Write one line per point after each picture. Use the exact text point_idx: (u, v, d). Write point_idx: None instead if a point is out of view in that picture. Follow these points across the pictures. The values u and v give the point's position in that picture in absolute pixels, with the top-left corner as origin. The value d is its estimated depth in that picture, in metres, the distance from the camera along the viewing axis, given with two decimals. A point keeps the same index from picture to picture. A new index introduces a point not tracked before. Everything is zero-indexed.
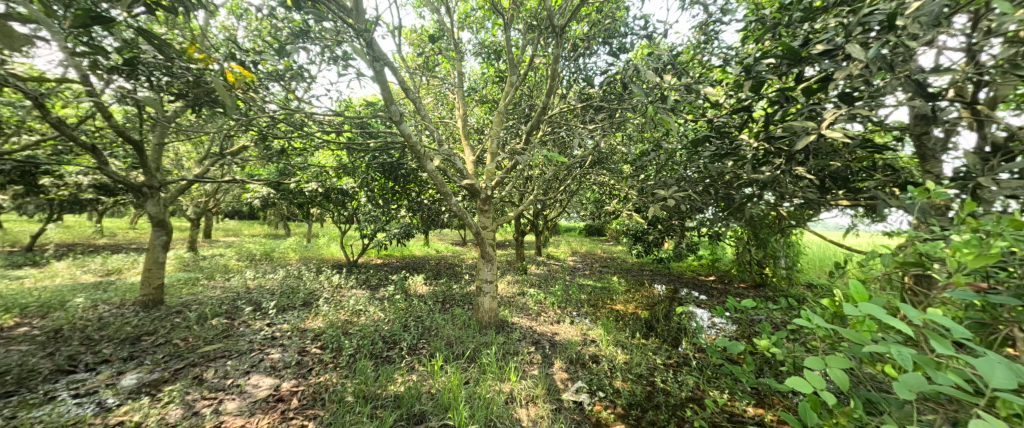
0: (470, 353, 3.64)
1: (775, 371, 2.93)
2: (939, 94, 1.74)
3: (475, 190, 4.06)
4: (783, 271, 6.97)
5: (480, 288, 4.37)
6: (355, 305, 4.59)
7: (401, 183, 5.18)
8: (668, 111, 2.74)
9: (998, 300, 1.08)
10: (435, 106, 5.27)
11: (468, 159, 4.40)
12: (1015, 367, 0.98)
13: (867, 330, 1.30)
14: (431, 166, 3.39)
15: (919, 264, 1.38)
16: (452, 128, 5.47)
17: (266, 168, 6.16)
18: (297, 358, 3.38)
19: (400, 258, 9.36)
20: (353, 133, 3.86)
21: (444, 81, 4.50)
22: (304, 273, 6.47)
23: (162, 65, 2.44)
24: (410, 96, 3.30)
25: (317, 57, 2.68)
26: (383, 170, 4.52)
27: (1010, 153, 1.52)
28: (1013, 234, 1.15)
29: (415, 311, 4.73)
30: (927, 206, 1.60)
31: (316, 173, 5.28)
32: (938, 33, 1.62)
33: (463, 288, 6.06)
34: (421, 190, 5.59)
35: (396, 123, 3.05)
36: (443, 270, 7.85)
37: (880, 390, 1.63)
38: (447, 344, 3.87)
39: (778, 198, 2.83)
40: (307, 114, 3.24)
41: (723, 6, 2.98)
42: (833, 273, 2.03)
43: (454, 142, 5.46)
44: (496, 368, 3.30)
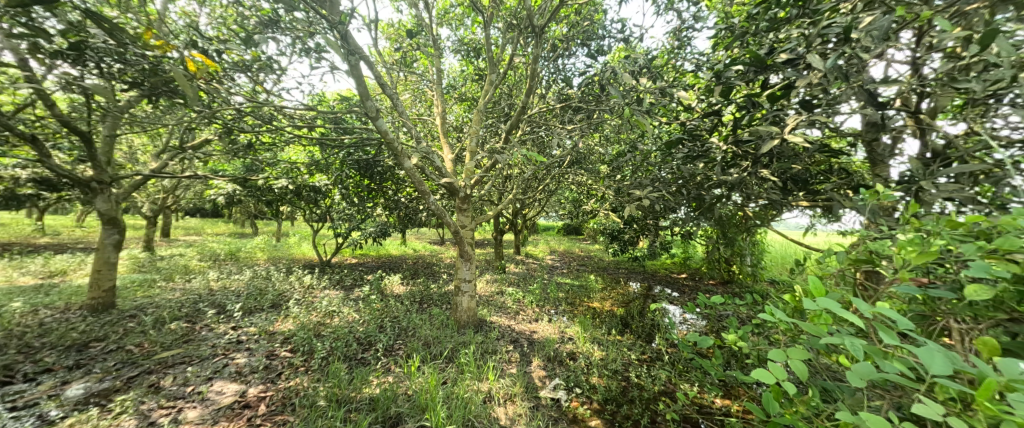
0: (447, 353, 3.63)
1: (741, 364, 3.07)
2: (887, 103, 1.87)
3: (454, 189, 4.05)
4: (749, 268, 7.29)
5: (458, 287, 4.37)
6: (329, 306, 4.49)
7: (377, 180, 5.09)
8: (643, 113, 2.83)
9: (938, 293, 1.17)
10: (413, 104, 5.21)
11: (447, 158, 4.37)
12: (952, 355, 1.07)
13: (823, 323, 1.38)
14: (409, 164, 3.36)
15: (869, 261, 1.48)
16: (430, 126, 5.43)
17: (234, 164, 5.92)
18: (266, 362, 3.29)
19: (377, 257, 9.20)
20: (327, 129, 3.76)
21: (423, 77, 4.46)
22: (273, 274, 6.27)
23: (113, 51, 2.31)
24: (387, 92, 3.26)
25: (287, 48, 2.61)
26: (359, 168, 4.44)
27: (948, 160, 1.66)
28: (949, 233, 1.26)
29: (391, 311, 4.67)
30: (876, 207, 1.72)
31: (288, 170, 5.13)
32: (888, 46, 1.74)
33: (440, 288, 6.02)
34: (398, 189, 5.52)
35: (372, 119, 3.00)
36: (421, 269, 7.77)
37: (834, 379, 1.75)
38: (424, 344, 3.85)
39: (745, 199, 2.96)
40: (276, 107, 3.14)
41: (696, 13, 3.11)
42: (794, 270, 2.15)
43: (432, 140, 5.41)
44: (474, 367, 3.31)
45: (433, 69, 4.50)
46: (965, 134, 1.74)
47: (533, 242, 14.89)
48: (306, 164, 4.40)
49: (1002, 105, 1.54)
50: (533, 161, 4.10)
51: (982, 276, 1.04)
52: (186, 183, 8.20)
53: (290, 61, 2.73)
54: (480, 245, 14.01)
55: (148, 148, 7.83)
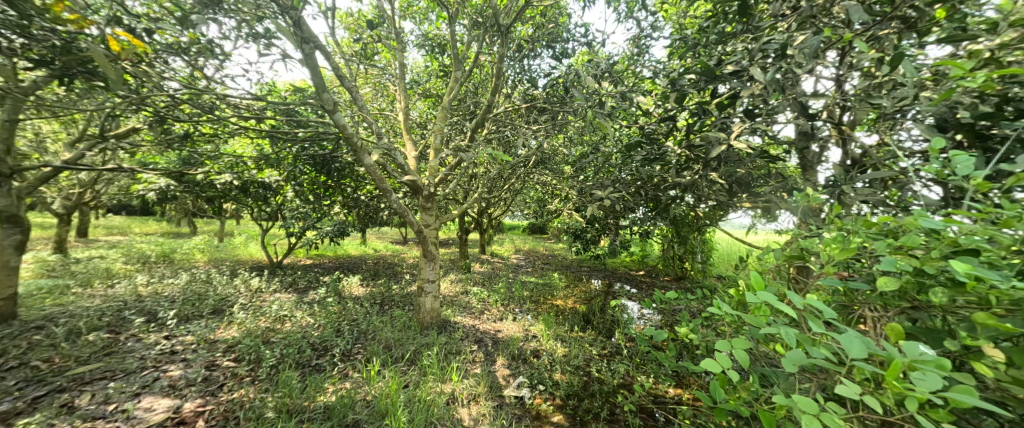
0: (409, 356, 3.59)
1: (693, 354, 3.27)
2: (817, 115, 2.08)
3: (417, 187, 4.00)
4: (700, 265, 7.76)
5: (421, 288, 4.32)
6: (280, 311, 4.28)
7: (335, 177, 4.90)
8: (605, 116, 2.93)
9: (856, 285, 1.31)
10: (374, 99, 5.07)
11: (410, 155, 4.31)
12: (868, 340, 1.20)
13: (763, 315, 1.50)
14: (371, 160, 3.28)
15: (801, 257, 1.63)
16: (392, 122, 5.31)
17: (169, 157, 5.46)
18: (205, 373, 3.09)
19: (334, 258, 8.87)
20: (278, 121, 3.58)
21: (385, 71, 4.35)
22: (214, 277, 5.85)
23: (16, 25, 2.08)
24: (345, 85, 3.15)
25: (232, 33, 2.47)
26: (315, 164, 4.26)
27: (864, 167, 1.87)
28: (864, 232, 1.42)
29: (349, 314, 4.53)
30: (807, 208, 1.91)
31: (233, 164, 4.81)
32: (817, 64, 1.94)
33: (403, 289, 5.92)
34: (358, 188, 5.35)
35: (329, 112, 2.89)
36: (381, 270, 7.59)
37: (772, 365, 1.92)
38: (384, 347, 3.77)
39: (697, 200, 3.15)
40: (218, 95, 2.95)
41: (653, 23, 3.27)
42: (738, 266, 2.33)
43: (394, 137, 5.29)
44: (436, 369, 3.28)
45: (395, 63, 4.40)
46: (878, 145, 1.96)
47: (497, 241, 14.95)
48: (254, 158, 4.15)
49: (906, 120, 1.75)
50: (498, 161, 4.13)
51: (889, 270, 1.17)
52: (112, 177, 7.47)
53: (235, 46, 2.58)
54: (443, 245, 13.82)
55: (63, 137, 7.02)
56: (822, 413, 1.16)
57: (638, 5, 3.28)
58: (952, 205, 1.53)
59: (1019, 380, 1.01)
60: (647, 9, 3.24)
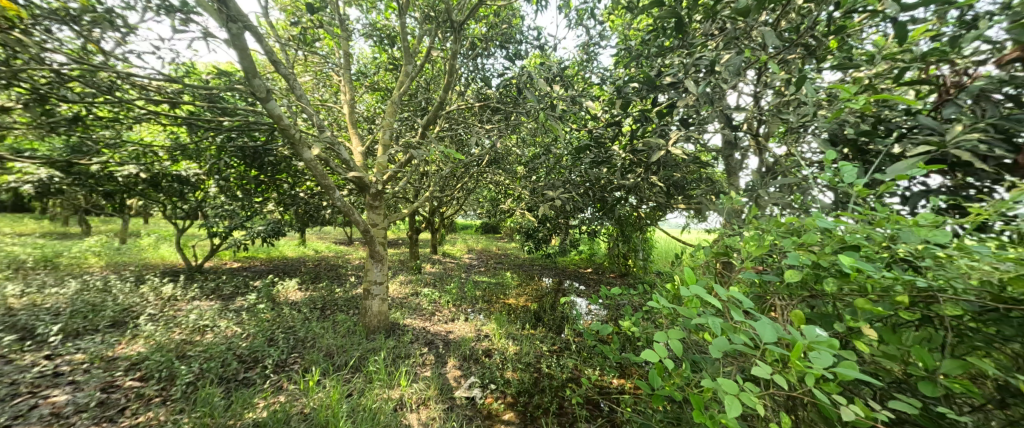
0: (353, 363, 3.47)
1: (635, 346, 3.49)
2: (739, 126, 2.31)
3: (364, 185, 3.87)
4: (642, 262, 8.27)
5: (367, 290, 4.19)
6: (200, 320, 3.90)
7: (271, 173, 4.57)
8: (556, 119, 3.06)
9: (770, 277, 1.45)
10: (315, 89, 4.78)
11: (356, 150, 4.14)
12: (779, 326, 1.33)
13: (694, 307, 1.63)
14: (313, 154, 3.13)
15: (725, 253, 1.81)
16: (336, 115, 5.06)
17: (54, 145, 4.72)
18: (100, 396, 2.74)
19: (267, 261, 8.24)
20: (197, 107, 3.26)
21: (328, 60, 4.13)
22: (114, 284, 5.17)
23: None
24: (280, 72, 2.97)
25: (139, 3, 2.24)
26: (244, 157, 3.86)
27: (776, 175, 2.12)
28: (776, 231, 1.60)
29: (285, 321, 4.25)
30: (731, 210, 2.12)
31: (139, 155, 4.27)
32: (739, 80, 2.15)
33: (347, 292, 5.68)
34: (296, 185, 5.04)
35: (261, 100, 2.70)
36: (322, 272, 7.19)
37: (701, 352, 2.10)
38: (325, 355, 3.59)
39: (639, 201, 3.35)
40: (119, 74, 2.63)
41: (601, 32, 3.44)
42: (674, 262, 2.52)
43: (337, 131, 5.04)
44: (383, 374, 3.20)
45: (340, 52, 4.20)
46: (787, 155, 2.23)
47: (447, 241, 14.75)
48: (168, 148, 3.74)
49: (807, 133, 2.00)
50: (451, 159, 4.09)
51: (792, 263, 1.32)
52: None
53: (143, 19, 2.33)
54: (392, 245, 13.41)
55: None
56: (741, 393, 1.29)
57: (587, 13, 3.43)
58: (840, 207, 1.79)
59: (889, 355, 1.16)
60: (595, 19, 3.41)
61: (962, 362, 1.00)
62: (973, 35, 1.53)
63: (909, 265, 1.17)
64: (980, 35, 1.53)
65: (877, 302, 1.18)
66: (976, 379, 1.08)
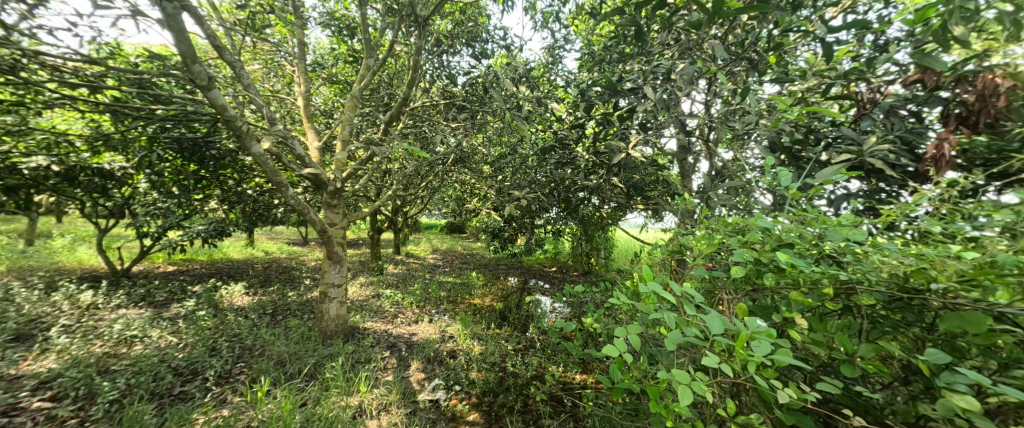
0: (308, 370, 3.32)
1: (596, 342, 3.61)
2: (692, 131, 2.45)
3: (320, 183, 3.72)
4: (604, 260, 8.54)
5: (324, 293, 4.04)
6: (126, 331, 3.56)
7: (213, 169, 4.25)
8: (523, 119, 3.10)
9: (718, 272, 1.55)
10: (266, 79, 4.52)
11: (313, 146, 3.97)
12: (726, 318, 1.41)
13: (651, 302, 1.71)
14: (263, 148, 2.97)
15: (679, 251, 1.92)
16: (289, 107, 4.81)
17: None
18: (2, 421, 2.43)
19: (209, 264, 7.65)
20: (124, 92, 2.98)
21: (280, 48, 3.92)
22: (22, 292, 4.60)
23: None
24: (224, 58, 2.80)
25: None
26: (181, 150, 3.53)
27: (724, 178, 2.28)
28: (723, 230, 1.71)
29: (230, 328, 3.98)
30: (685, 211, 2.25)
31: (50, 144, 3.79)
32: (692, 88, 2.29)
33: (301, 296, 5.43)
34: (244, 181, 4.72)
35: (203, 88, 2.53)
36: (272, 275, 6.80)
37: (657, 345, 2.21)
38: (276, 363, 3.41)
39: (601, 202, 3.44)
40: (26, 51, 2.36)
41: (566, 35, 3.52)
42: (633, 261, 2.63)
43: (291, 126, 4.79)
44: (341, 381, 3.09)
45: (294, 41, 4.00)
46: (734, 160, 2.40)
47: (410, 241, 14.43)
48: (88, 137, 3.38)
49: (751, 140, 2.17)
50: (414, 157, 4.00)
51: (737, 260, 1.42)
52: None
53: None
54: (353, 245, 12.99)
55: None
56: (692, 382, 1.37)
57: (552, 16, 3.50)
58: (778, 208, 1.95)
59: (818, 341, 1.28)
60: (561, 22, 3.49)
61: (876, 345, 1.13)
62: (884, 57, 1.73)
63: (833, 260, 1.30)
64: (891, 57, 1.72)
65: (808, 294, 1.31)
66: (885, 360, 1.22)
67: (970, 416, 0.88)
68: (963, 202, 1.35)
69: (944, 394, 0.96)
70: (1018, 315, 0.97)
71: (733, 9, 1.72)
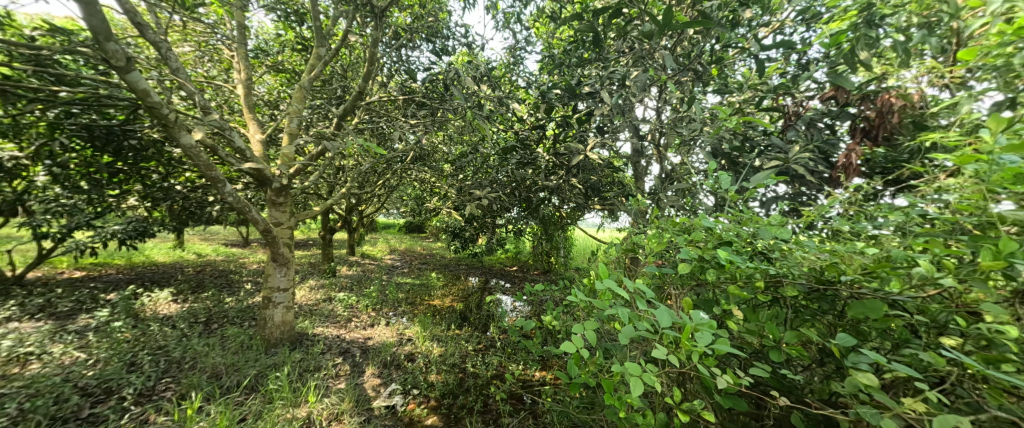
0: (248, 382, 3.11)
1: (554, 339, 3.69)
2: (644, 136, 2.59)
3: (264, 179, 3.52)
4: (563, 259, 8.74)
5: (268, 299, 3.81)
6: (19, 348, 3.10)
7: (133, 160, 3.54)
8: (484, 118, 3.09)
9: (667, 269, 1.64)
10: (198, 64, 4.13)
11: (257, 138, 3.73)
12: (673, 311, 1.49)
13: (606, 298, 1.78)
14: (195, 140, 2.76)
15: (633, 249, 2.02)
16: (227, 96, 4.45)
17: None
18: None
19: (128, 270, 6.88)
20: (19, 68, 2.59)
21: (216, 31, 3.62)
22: None
23: None
24: (146, 38, 2.56)
25: None
26: (91, 139, 3.11)
27: (672, 182, 2.44)
28: (671, 229, 1.82)
29: (154, 339, 3.60)
30: (638, 211, 2.37)
31: None
32: (644, 95, 2.41)
33: (240, 302, 5.05)
34: (172, 175, 4.04)
35: (119, 69, 2.31)
36: (206, 280, 6.26)
37: (611, 340, 2.30)
38: (210, 377, 3.15)
39: (560, 202, 3.53)
40: None
41: (527, 37, 3.57)
42: (590, 259, 2.72)
43: (231, 117, 4.45)
44: (287, 392, 2.93)
45: (234, 23, 3.71)
46: (682, 164, 2.55)
47: (366, 241, 13.94)
48: None
49: (696, 146, 2.32)
50: (371, 154, 3.88)
51: (682, 257, 1.52)
52: None
53: None
54: (303, 246, 12.34)
55: None
56: (642, 373, 1.43)
57: (514, 17, 3.54)
58: (719, 209, 2.11)
59: (751, 330, 1.40)
60: (522, 24, 3.53)
61: (798, 332, 1.26)
62: (806, 75, 1.93)
63: (764, 256, 1.43)
64: (811, 74, 1.93)
65: (743, 288, 1.43)
66: (805, 345, 1.36)
67: (871, 391, 1.01)
68: (866, 205, 1.54)
69: (852, 373, 1.08)
70: (907, 302, 1.12)
71: (680, 22, 1.83)
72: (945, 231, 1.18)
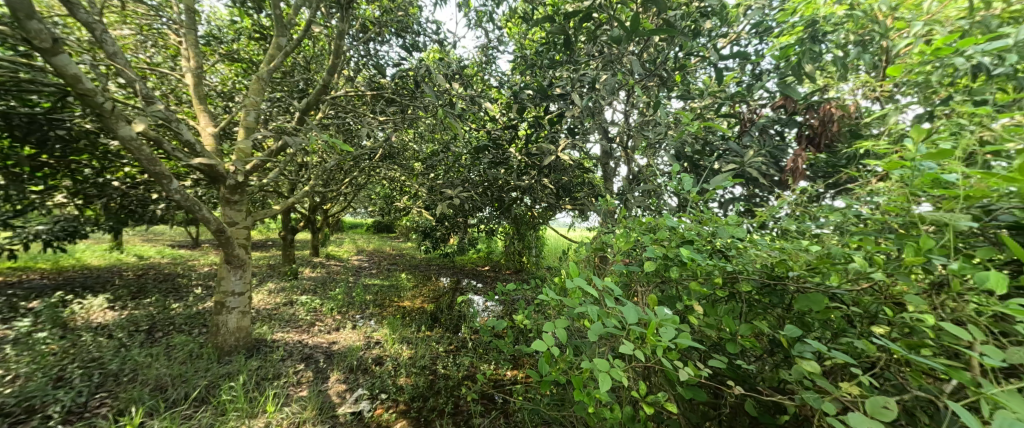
0: (197, 394, 2.93)
1: (525, 338, 3.73)
2: (613, 138, 2.67)
3: (216, 176, 3.34)
4: (534, 258, 8.83)
5: (221, 303, 3.63)
6: None
7: (62, 153, 3.13)
8: (456, 116, 3.06)
9: (633, 267, 1.69)
10: (139, 49, 3.76)
11: (209, 132, 3.52)
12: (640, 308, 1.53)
13: (577, 296, 1.81)
14: (135, 131, 2.59)
15: (602, 248, 2.08)
16: (174, 85, 4.16)
17: None
18: None
19: (55, 276, 6.27)
20: None
21: (159, 14, 3.37)
22: None
23: None
24: (77, 17, 2.37)
25: None
26: (6, 128, 2.63)
27: (640, 183, 2.54)
28: (638, 229, 1.89)
29: (86, 351, 3.30)
30: (607, 211, 2.44)
31: None
32: (613, 98, 2.48)
33: (188, 309, 4.73)
34: (107, 170, 3.69)
35: (43, 52, 2.13)
36: (149, 285, 5.82)
37: (581, 337, 2.35)
38: (153, 389, 2.94)
39: (533, 202, 3.58)
40: None
41: (500, 36, 3.59)
42: (561, 258, 2.77)
43: (178, 108, 4.15)
44: (242, 403, 2.79)
45: (181, 7, 3.47)
46: (648, 166, 2.65)
47: (331, 242, 13.48)
48: None
49: (661, 149, 2.43)
50: (337, 151, 3.76)
51: (649, 256, 1.58)
52: None
53: None
54: (262, 247, 11.75)
55: None
56: (610, 369, 1.47)
57: (486, 16, 3.54)
58: (681, 209, 2.21)
59: (710, 324, 1.48)
60: (494, 23, 3.54)
61: (752, 325, 1.35)
62: (759, 84, 2.06)
63: (722, 254, 1.51)
64: (765, 84, 2.06)
65: (703, 284, 1.51)
66: (758, 337, 1.45)
67: (815, 377, 1.09)
68: (810, 206, 1.67)
69: (797, 361, 1.17)
70: (845, 295, 1.22)
71: (647, 30, 1.90)
72: (876, 230, 1.30)
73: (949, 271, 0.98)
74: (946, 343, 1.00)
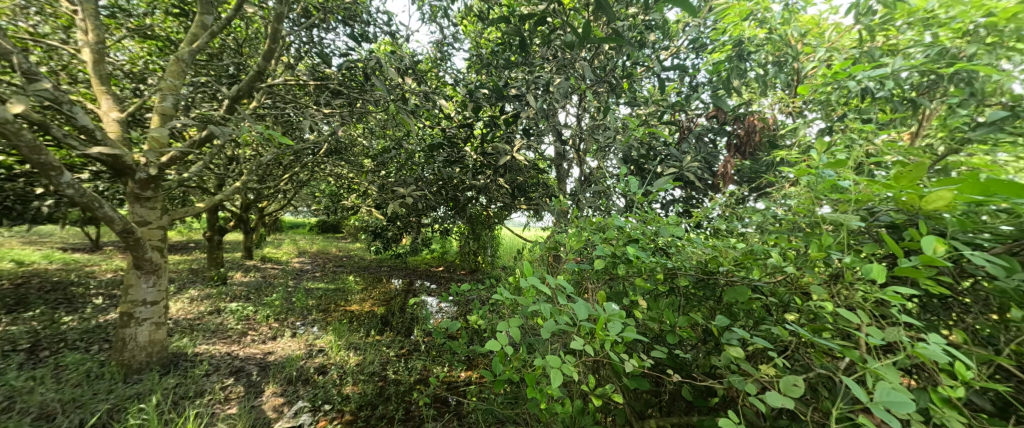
0: (97, 419, 2.60)
1: (479, 339, 3.74)
2: (565, 141, 2.75)
3: (124, 168, 3.03)
4: (490, 257, 8.85)
5: (128, 315, 3.28)
6: None
7: None
8: (408, 112, 2.99)
9: (579, 265, 1.75)
10: (18, 15, 3.22)
11: (112, 116, 3.15)
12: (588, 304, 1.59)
13: (531, 294, 1.85)
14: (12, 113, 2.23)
15: (555, 247, 2.14)
16: (67, 61, 3.63)
17: None
18: None
19: None
20: None
21: None
22: None
23: None
24: None
25: None
26: None
27: (591, 184, 2.65)
28: (588, 228, 1.96)
29: None
30: (560, 212, 2.51)
31: None
32: (565, 101, 2.56)
33: (83, 324, 4.18)
34: None
35: None
36: (33, 296, 5.05)
37: (534, 335, 2.40)
38: (38, 418, 2.57)
39: (488, 202, 3.61)
40: None
41: (455, 33, 3.56)
42: (516, 257, 2.81)
43: (73, 87, 3.62)
44: (157, 425, 2.52)
45: None
46: (599, 168, 2.77)
47: (268, 242, 12.55)
48: None
49: (610, 152, 2.55)
50: (275, 143, 3.53)
51: (600, 253, 1.65)
52: None
53: None
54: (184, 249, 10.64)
55: None
56: (561, 365, 1.51)
57: (441, 11, 3.50)
58: (628, 210, 2.34)
59: (652, 317, 1.57)
60: (449, 19, 3.51)
61: (688, 316, 1.46)
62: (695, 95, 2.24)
63: (663, 251, 1.62)
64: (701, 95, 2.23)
65: (647, 280, 1.60)
66: (694, 328, 1.57)
67: (740, 361, 1.21)
68: (737, 207, 1.84)
69: (726, 349, 1.29)
70: (765, 287, 1.36)
71: (597, 37, 1.98)
72: (788, 229, 1.46)
73: (843, 263, 1.13)
74: (843, 326, 1.15)
